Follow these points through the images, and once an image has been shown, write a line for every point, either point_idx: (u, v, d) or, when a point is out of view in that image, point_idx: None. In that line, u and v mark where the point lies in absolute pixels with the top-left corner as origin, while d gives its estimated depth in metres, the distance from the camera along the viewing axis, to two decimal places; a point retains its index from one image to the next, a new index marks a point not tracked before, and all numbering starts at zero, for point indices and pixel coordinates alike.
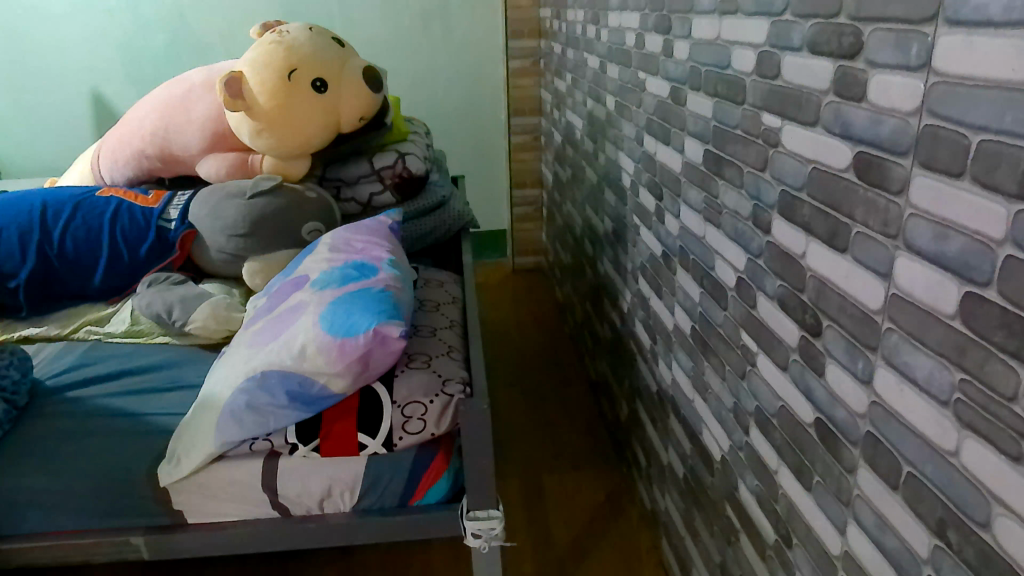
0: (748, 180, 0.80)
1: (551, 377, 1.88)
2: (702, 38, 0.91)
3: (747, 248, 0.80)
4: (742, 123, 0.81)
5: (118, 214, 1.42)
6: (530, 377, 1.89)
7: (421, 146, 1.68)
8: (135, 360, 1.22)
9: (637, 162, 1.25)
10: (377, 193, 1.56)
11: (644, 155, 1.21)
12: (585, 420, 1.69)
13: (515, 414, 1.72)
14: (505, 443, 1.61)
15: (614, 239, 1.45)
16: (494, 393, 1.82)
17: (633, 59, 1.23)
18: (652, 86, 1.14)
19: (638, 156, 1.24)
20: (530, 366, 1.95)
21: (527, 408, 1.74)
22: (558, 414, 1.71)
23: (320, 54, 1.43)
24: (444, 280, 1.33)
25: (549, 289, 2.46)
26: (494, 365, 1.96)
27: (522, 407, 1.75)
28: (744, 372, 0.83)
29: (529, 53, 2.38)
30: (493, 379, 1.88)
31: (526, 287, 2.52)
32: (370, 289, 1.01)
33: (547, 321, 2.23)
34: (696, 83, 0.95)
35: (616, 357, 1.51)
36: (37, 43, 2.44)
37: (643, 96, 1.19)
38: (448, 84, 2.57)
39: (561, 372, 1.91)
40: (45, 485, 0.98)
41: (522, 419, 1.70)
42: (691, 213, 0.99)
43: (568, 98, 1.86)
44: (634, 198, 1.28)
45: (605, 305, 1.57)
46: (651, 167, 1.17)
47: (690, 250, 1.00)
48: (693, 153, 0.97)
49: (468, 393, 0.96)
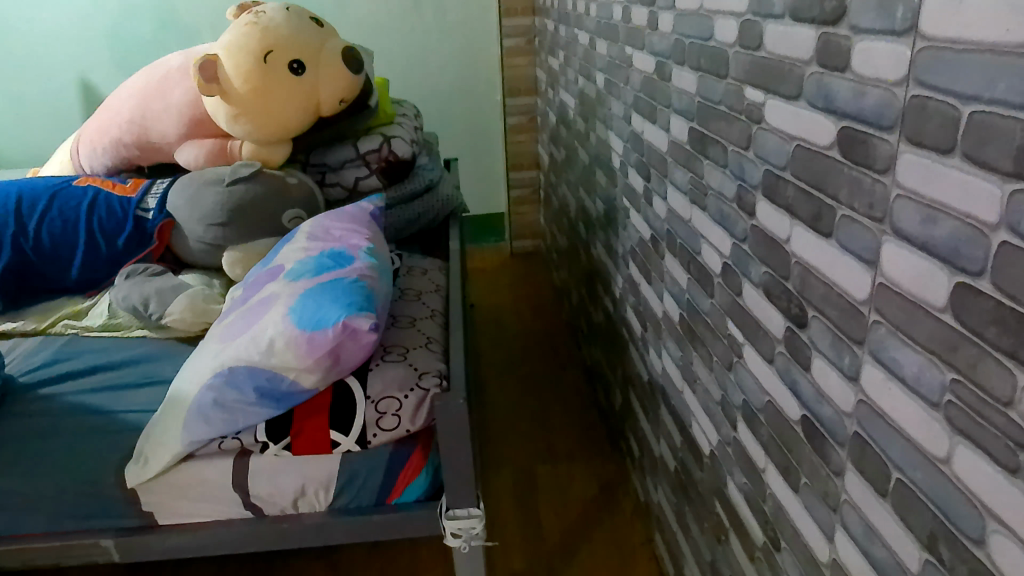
0: (732, 158, 0.81)
1: (546, 365, 1.84)
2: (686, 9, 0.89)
3: (732, 232, 0.82)
4: (725, 98, 0.81)
5: (96, 204, 1.40)
6: (524, 364, 1.85)
7: (408, 129, 1.64)
8: (111, 355, 1.19)
9: (626, 142, 1.20)
10: (363, 177, 1.53)
11: (632, 135, 1.16)
12: (578, 409, 1.65)
13: (507, 403, 1.68)
14: (496, 433, 1.58)
15: (605, 222, 1.41)
16: (488, 382, 1.79)
17: (621, 34, 1.17)
18: (637, 61, 1.09)
19: (626, 135, 1.19)
20: (524, 353, 1.92)
21: (523, 397, 1.71)
22: (552, 402, 1.67)
23: (298, 35, 1.38)
24: (427, 267, 1.28)
25: (547, 273, 2.41)
26: (489, 354, 1.92)
27: (514, 396, 1.71)
28: (730, 363, 0.84)
29: (523, 31, 2.31)
30: (486, 367, 1.84)
31: (524, 272, 2.47)
32: (343, 280, 0.97)
33: (544, 306, 2.19)
34: (679, 57, 0.92)
35: (610, 343, 1.47)
36: (35, 36, 2.70)
37: (630, 72, 1.14)
38: (442, 66, 2.54)
39: (556, 360, 1.87)
40: (14, 488, 0.95)
41: (514, 409, 1.66)
42: (677, 194, 0.97)
43: (561, 77, 1.81)
44: (623, 179, 1.23)
45: (598, 290, 1.53)
46: (638, 146, 1.13)
47: (677, 233, 0.97)
48: (678, 131, 0.95)
49: (444, 387, 0.93)
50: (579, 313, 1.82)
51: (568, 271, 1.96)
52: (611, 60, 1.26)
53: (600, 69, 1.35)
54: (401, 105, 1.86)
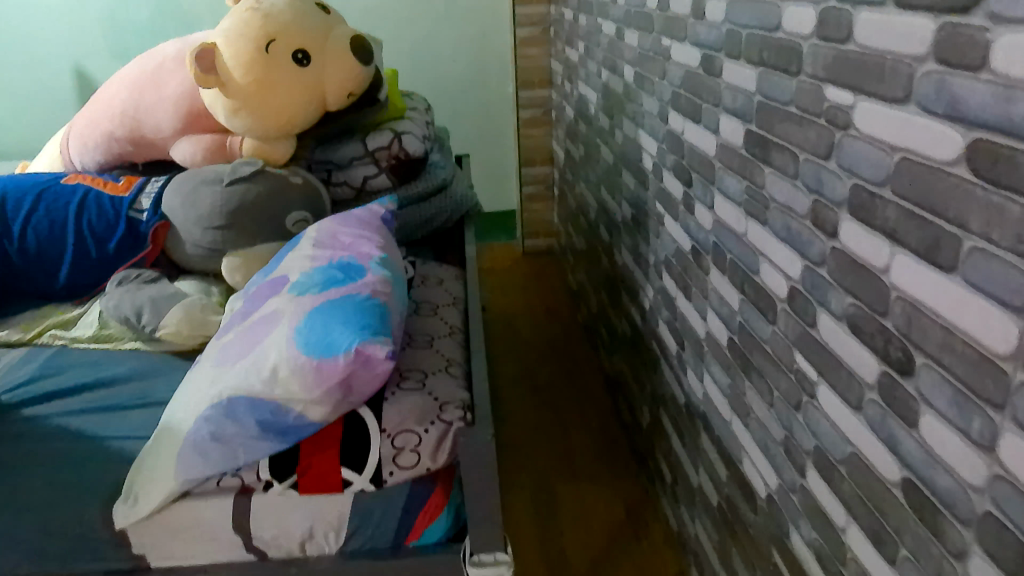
0: (806, 168, 0.81)
1: (564, 373, 1.79)
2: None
3: (805, 253, 0.82)
4: (796, 98, 0.81)
5: (85, 205, 1.39)
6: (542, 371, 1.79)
7: (419, 124, 1.56)
8: (101, 370, 1.18)
9: (660, 142, 1.20)
10: (372, 176, 1.45)
11: (668, 134, 1.17)
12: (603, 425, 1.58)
13: (523, 416, 1.63)
14: (514, 449, 1.52)
15: (631, 225, 1.34)
16: (502, 391, 1.73)
17: (655, 24, 1.18)
18: (677, 52, 1.10)
19: (662, 134, 1.18)
20: (541, 360, 1.85)
21: (540, 410, 1.65)
22: (570, 416, 1.61)
23: (301, 23, 1.35)
24: (446, 276, 1.35)
25: (560, 273, 2.34)
26: (500, 359, 1.86)
27: (532, 407, 1.65)
28: (798, 402, 0.86)
29: (537, 20, 2.23)
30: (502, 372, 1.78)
31: (536, 272, 2.40)
32: (353, 297, 0.97)
33: (559, 308, 2.12)
34: (733, 49, 0.94)
35: (634, 352, 1.41)
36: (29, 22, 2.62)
37: (668, 65, 1.14)
38: (453, 56, 2.52)
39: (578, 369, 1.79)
40: (16, 498, 0.97)
41: (530, 421, 1.60)
42: (727, 202, 0.99)
43: (580, 68, 1.72)
44: (656, 183, 1.24)
45: (622, 297, 1.45)
46: (676, 146, 1.13)
47: (726, 245, 1.00)
48: (728, 132, 0.97)
49: (468, 423, 0.97)
50: (598, 319, 1.74)
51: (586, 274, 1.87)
52: (641, 51, 1.25)
53: (628, 61, 1.31)
54: (412, 97, 1.78)
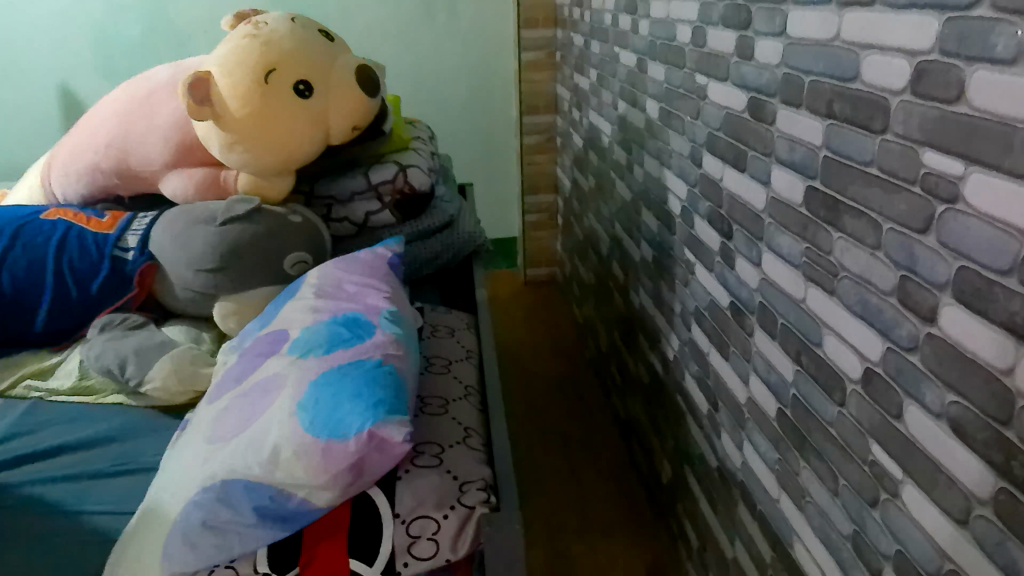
0: (893, 235, 0.84)
1: (578, 418, 1.97)
2: (801, 42, 0.99)
3: (892, 334, 0.86)
4: (883, 153, 0.85)
5: (67, 242, 1.41)
6: (556, 424, 1.95)
7: (424, 156, 1.62)
8: (79, 430, 1.22)
9: (692, 182, 1.36)
10: (374, 211, 1.51)
11: (701, 176, 1.33)
12: (611, 466, 1.81)
13: (541, 464, 1.82)
14: (534, 502, 1.70)
15: (654, 270, 1.53)
16: (518, 437, 1.92)
17: (692, 60, 1.33)
18: (715, 91, 1.25)
19: (694, 175, 1.35)
20: (556, 413, 2.01)
21: (557, 461, 1.83)
22: (582, 461, 1.82)
23: (303, 52, 1.39)
24: (454, 325, 1.47)
25: (565, 304, 2.51)
26: (513, 402, 2.05)
27: (548, 457, 1.85)
28: (875, 499, 0.91)
29: (543, 43, 2.29)
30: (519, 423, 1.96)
31: (539, 302, 2.57)
32: (362, 364, 1.04)
33: (565, 343, 2.32)
34: (787, 95, 1.04)
35: (652, 402, 1.59)
36: (15, 34, 2.56)
37: (705, 101, 1.29)
38: (462, 77, 2.62)
39: (591, 419, 1.97)
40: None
41: (548, 471, 1.80)
42: (779, 258, 1.09)
43: (593, 98, 1.90)
44: (686, 225, 1.40)
45: (641, 344, 1.60)
46: (711, 185, 1.29)
47: (775, 303, 1.10)
48: (780, 181, 1.07)
49: (493, 508, 1.02)
50: (609, 359, 1.88)
51: (597, 307, 1.90)
52: (669, 88, 1.43)
53: (652, 96, 1.52)
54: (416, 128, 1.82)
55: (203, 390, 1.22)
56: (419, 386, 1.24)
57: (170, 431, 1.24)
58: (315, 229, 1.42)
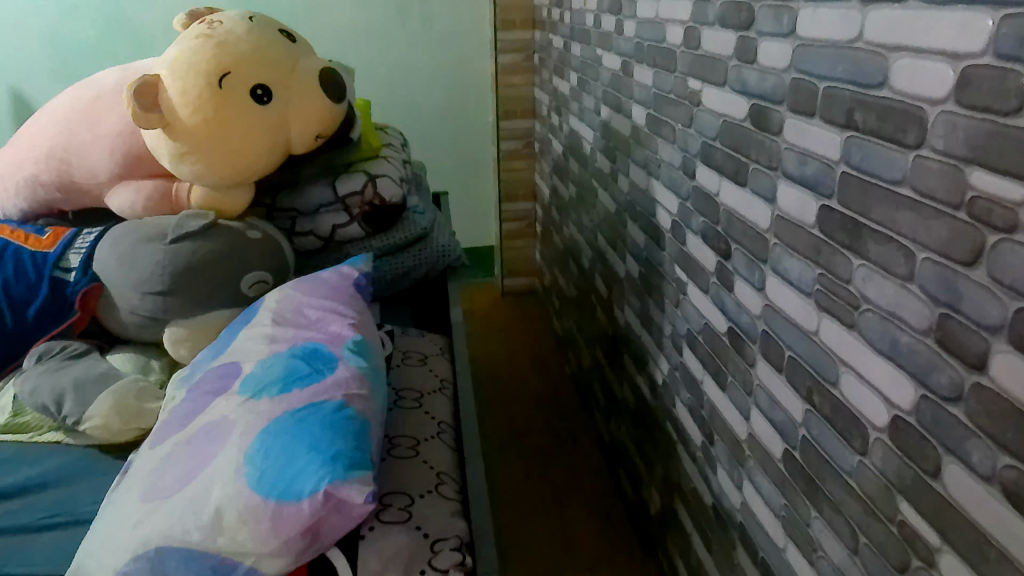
0: (933, 267, 0.81)
1: (561, 438, 2.09)
2: (811, 43, 1.01)
3: (927, 380, 0.84)
4: (918, 171, 0.83)
5: (13, 269, 1.60)
6: (531, 436, 2.11)
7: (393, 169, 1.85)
8: (19, 473, 1.36)
9: (685, 195, 1.45)
10: (341, 223, 1.74)
11: (695, 189, 1.40)
12: (590, 481, 1.96)
13: (520, 477, 1.96)
14: (521, 522, 1.81)
15: (643, 287, 1.67)
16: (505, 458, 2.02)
17: (682, 68, 1.41)
18: (709, 98, 1.32)
19: (687, 188, 1.44)
20: (536, 430, 2.13)
21: (542, 481, 1.94)
22: (567, 483, 1.93)
23: (249, 61, 1.55)
24: (426, 354, 1.65)
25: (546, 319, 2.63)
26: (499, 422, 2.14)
27: (527, 469, 1.99)
28: (906, 562, 0.90)
29: (521, 47, 2.44)
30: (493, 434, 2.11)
31: (519, 315, 2.67)
32: (317, 411, 1.11)
33: (546, 359, 2.43)
34: (795, 100, 1.06)
35: (644, 426, 1.70)
36: None
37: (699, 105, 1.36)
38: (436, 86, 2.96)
39: (570, 434, 2.11)
40: None
41: (523, 476, 1.96)
42: (791, 287, 1.10)
43: (573, 103, 2.08)
44: (675, 238, 1.50)
45: (630, 365, 1.74)
46: (705, 196, 1.37)
47: (777, 331, 1.15)
48: (788, 199, 1.09)
49: (467, 567, 1.11)
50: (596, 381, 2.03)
51: (583, 326, 2.07)
52: (659, 94, 1.53)
53: (638, 103, 1.65)
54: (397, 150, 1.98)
55: (154, 433, 1.26)
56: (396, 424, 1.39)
57: (103, 475, 1.37)
58: (263, 243, 1.60)
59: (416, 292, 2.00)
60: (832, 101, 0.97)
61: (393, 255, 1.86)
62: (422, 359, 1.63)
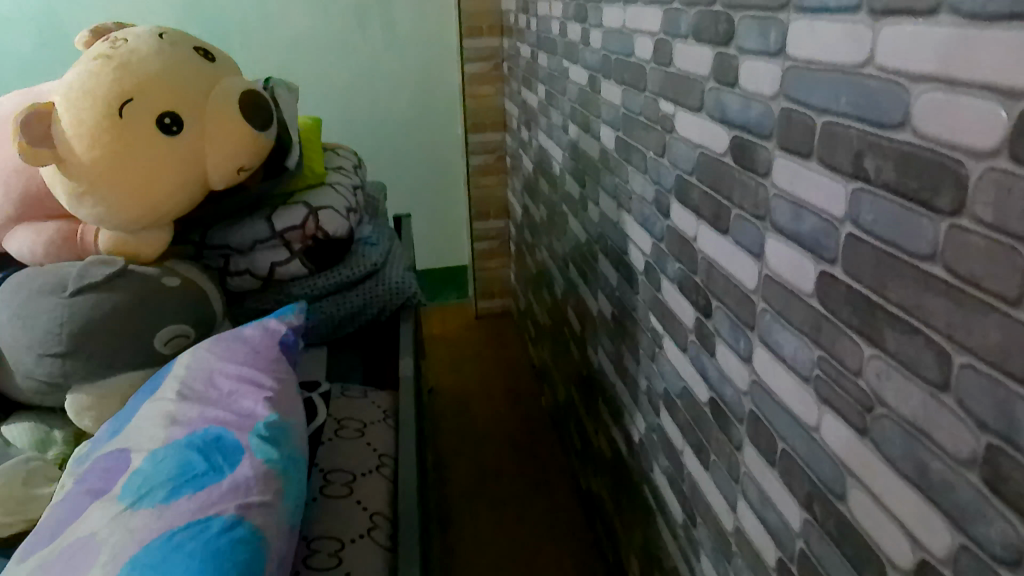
0: (976, 380, 0.73)
1: (536, 486, 2.37)
2: (803, 62, 0.98)
3: (966, 523, 0.77)
4: (955, 243, 0.74)
5: None
6: (507, 491, 2.37)
7: (336, 201, 1.92)
8: None
9: (660, 232, 1.52)
10: (278, 261, 1.82)
11: (670, 227, 1.47)
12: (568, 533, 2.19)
13: (492, 512, 2.29)
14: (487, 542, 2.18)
15: (618, 332, 1.80)
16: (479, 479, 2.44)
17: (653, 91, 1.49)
18: (681, 124, 1.38)
19: (661, 228, 1.51)
20: (507, 462, 2.50)
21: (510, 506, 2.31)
22: (531, 511, 2.29)
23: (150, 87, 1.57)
24: (366, 424, 1.59)
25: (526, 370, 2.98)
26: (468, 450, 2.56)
27: (498, 508, 2.31)
28: None
29: (490, 54, 2.93)
30: (467, 485, 2.39)
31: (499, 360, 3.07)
32: (203, 533, 1.02)
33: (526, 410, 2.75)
34: (783, 132, 1.04)
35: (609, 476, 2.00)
36: None
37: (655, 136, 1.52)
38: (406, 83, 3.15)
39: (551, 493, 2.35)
40: None
41: (493, 518, 2.27)
42: (789, 374, 1.09)
43: (537, 120, 2.32)
44: (648, 275, 1.60)
45: (608, 426, 1.95)
46: (677, 233, 1.44)
47: (767, 411, 1.16)
48: (778, 256, 1.09)
49: None
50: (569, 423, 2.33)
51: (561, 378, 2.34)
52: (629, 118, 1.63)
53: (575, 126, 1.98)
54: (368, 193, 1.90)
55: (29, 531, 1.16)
56: (318, 521, 1.30)
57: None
58: (180, 294, 1.61)
59: (364, 335, 1.99)
60: (838, 139, 0.92)
61: (338, 296, 1.91)
62: (361, 430, 1.57)
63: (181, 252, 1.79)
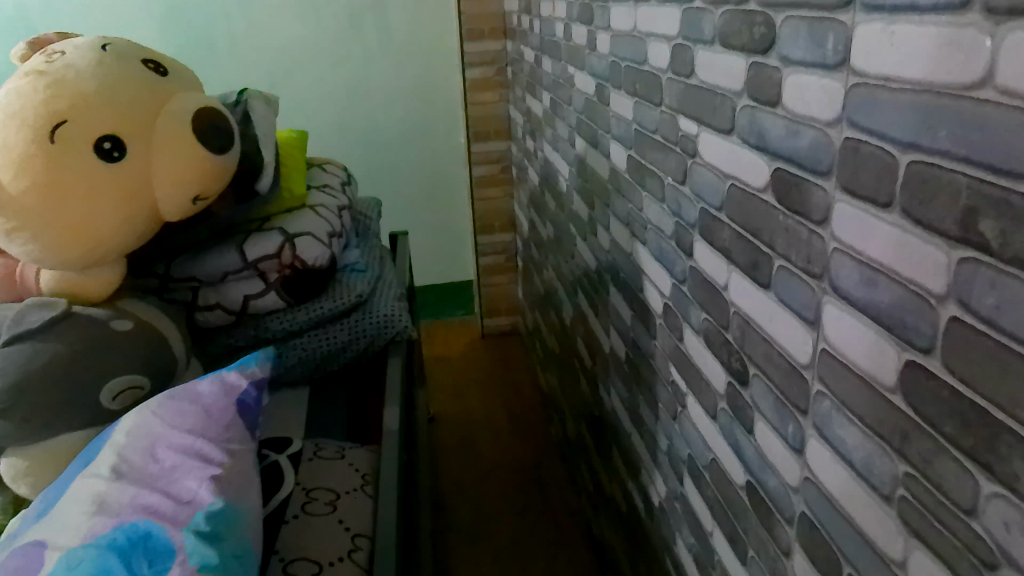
0: None
1: (549, 534, 2.43)
2: (873, 75, 0.81)
3: None
4: None
5: None
6: (515, 540, 2.44)
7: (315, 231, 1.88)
8: None
9: (682, 272, 1.42)
10: (251, 296, 1.79)
11: (693, 267, 1.36)
12: None
13: (502, 539, 2.46)
14: None
15: (631, 375, 1.76)
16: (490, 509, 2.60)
17: (673, 107, 1.38)
18: (704, 141, 1.26)
19: (683, 270, 1.41)
20: (521, 503, 2.60)
21: (523, 545, 2.43)
22: (547, 556, 2.37)
23: (80, 112, 1.46)
24: (336, 494, 1.45)
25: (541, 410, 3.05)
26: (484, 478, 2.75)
27: (509, 541, 2.45)
28: None
29: (489, 64, 3.12)
30: (479, 519, 2.55)
31: (514, 399, 3.18)
32: None
33: (538, 455, 2.81)
34: (842, 171, 0.88)
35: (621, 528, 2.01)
36: None
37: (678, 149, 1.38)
38: (412, 103, 3.37)
39: (561, 543, 2.41)
40: None
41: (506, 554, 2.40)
42: (859, 485, 0.91)
43: (547, 132, 2.27)
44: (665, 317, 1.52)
45: (622, 478, 1.93)
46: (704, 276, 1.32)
47: (823, 519, 1.01)
48: (838, 329, 0.92)
49: None
50: (581, 471, 2.35)
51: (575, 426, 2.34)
52: (648, 131, 1.51)
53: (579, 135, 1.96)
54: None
55: None
56: None
57: None
58: (140, 344, 1.54)
59: (345, 372, 1.96)
60: (939, 185, 0.72)
61: (319, 332, 1.87)
62: (332, 503, 1.43)
63: (143, 284, 1.74)
